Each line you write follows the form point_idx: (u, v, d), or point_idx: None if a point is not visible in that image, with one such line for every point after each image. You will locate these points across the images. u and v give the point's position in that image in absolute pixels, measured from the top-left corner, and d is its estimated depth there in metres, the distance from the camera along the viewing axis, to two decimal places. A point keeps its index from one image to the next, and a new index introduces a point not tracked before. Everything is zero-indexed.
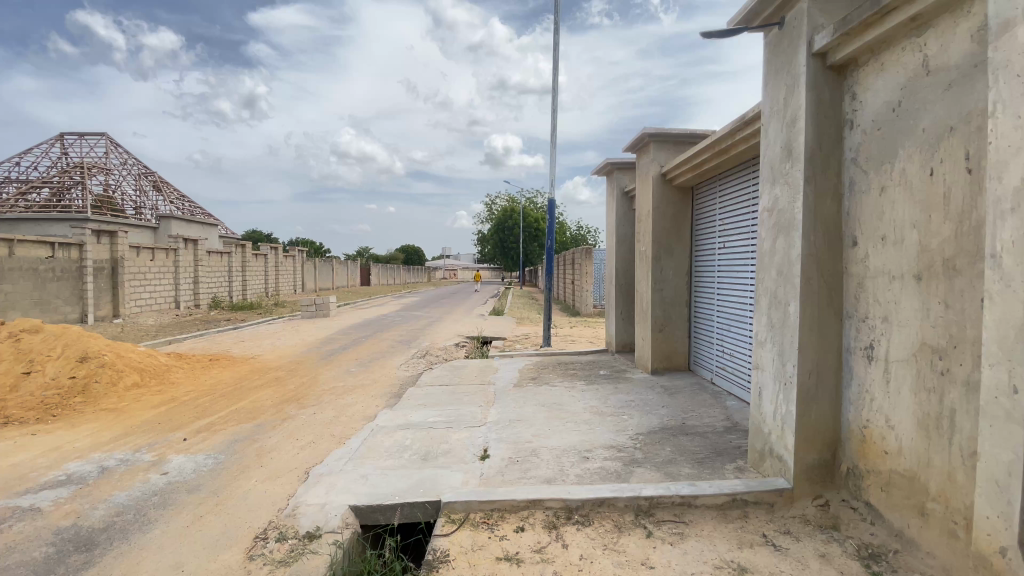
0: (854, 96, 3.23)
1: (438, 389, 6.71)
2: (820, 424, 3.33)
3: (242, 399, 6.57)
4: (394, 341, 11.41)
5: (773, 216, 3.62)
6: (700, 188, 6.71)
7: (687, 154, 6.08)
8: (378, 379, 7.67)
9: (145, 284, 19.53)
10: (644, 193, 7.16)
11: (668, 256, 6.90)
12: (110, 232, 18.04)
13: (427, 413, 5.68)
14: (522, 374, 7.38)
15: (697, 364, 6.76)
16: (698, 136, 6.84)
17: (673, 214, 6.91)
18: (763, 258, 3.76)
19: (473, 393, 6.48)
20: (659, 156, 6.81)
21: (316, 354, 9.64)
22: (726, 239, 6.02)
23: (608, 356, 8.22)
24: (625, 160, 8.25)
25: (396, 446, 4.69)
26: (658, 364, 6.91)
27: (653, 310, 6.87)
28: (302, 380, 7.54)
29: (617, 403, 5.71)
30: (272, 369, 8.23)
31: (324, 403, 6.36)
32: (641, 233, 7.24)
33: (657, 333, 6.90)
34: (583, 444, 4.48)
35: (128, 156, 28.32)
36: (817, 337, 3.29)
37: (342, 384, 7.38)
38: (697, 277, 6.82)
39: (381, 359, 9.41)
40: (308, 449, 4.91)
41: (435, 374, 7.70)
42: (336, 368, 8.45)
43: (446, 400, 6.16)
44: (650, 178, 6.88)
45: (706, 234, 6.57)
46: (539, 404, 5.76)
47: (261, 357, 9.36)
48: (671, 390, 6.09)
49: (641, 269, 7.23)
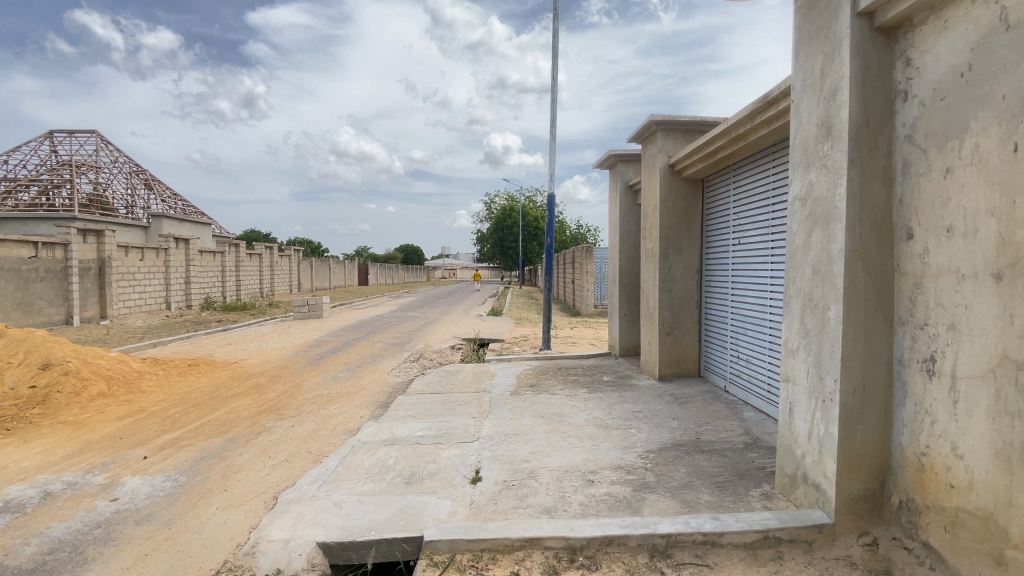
0: (908, 63, 2.73)
1: (429, 398, 6.21)
2: (866, 449, 2.85)
3: (216, 410, 6.07)
4: (387, 344, 10.93)
5: (808, 206, 3.14)
6: (711, 180, 6.22)
7: (698, 142, 5.59)
8: (366, 386, 7.17)
9: (134, 285, 19.03)
10: (649, 185, 6.67)
11: (676, 253, 6.40)
12: (97, 231, 17.53)
13: (415, 426, 5.18)
14: (519, 380, 6.89)
15: (709, 370, 6.27)
16: (709, 123, 6.33)
17: (682, 208, 6.42)
18: (794, 254, 3.28)
19: (466, 402, 5.98)
20: (666, 146, 6.32)
21: (302, 359, 9.15)
22: (741, 235, 5.54)
23: (612, 360, 7.73)
24: (628, 153, 7.75)
25: (378, 466, 4.19)
26: (666, 371, 6.42)
27: (661, 312, 6.36)
28: (284, 388, 7.06)
29: (623, 415, 5.22)
30: (254, 376, 7.75)
31: (305, 414, 5.86)
32: (647, 228, 6.74)
33: (666, 337, 6.40)
34: (586, 464, 3.99)
35: (120, 155, 27.78)
36: (864, 347, 2.81)
37: (327, 392, 6.87)
38: (708, 277, 6.33)
39: (372, 363, 8.93)
40: (280, 469, 4.41)
41: (427, 380, 7.22)
42: (322, 374, 7.95)
43: (436, 410, 5.67)
44: (657, 169, 6.39)
45: (718, 229, 6.08)
46: (537, 416, 5.27)
47: (244, 361, 8.87)
48: (681, 400, 5.60)
49: (647, 268, 6.73)
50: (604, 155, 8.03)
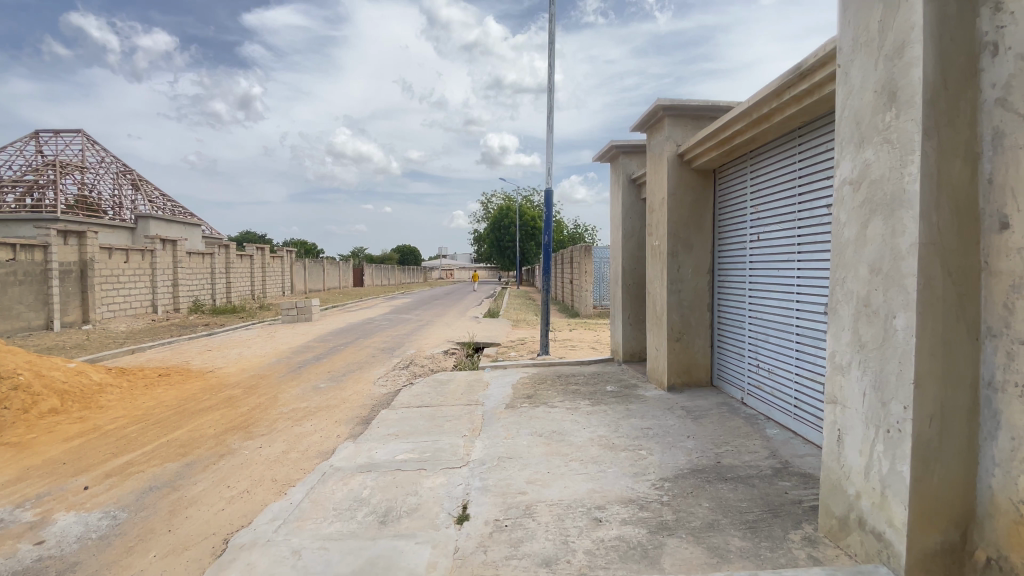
0: (999, 8, 2.27)
1: (415, 413, 5.62)
2: (942, 491, 2.35)
3: (179, 427, 5.47)
4: (377, 349, 10.33)
5: (862, 191, 2.61)
6: (724, 170, 5.63)
7: (712, 127, 5.01)
8: (348, 398, 6.56)
9: (118, 288, 18.37)
10: (655, 178, 6.08)
11: (686, 251, 5.81)
12: (78, 232, 16.85)
13: (397, 448, 4.59)
14: (515, 391, 6.31)
15: (723, 380, 5.70)
16: (721, 109, 5.76)
17: (692, 202, 5.82)
18: (843, 251, 2.75)
19: (455, 418, 5.39)
20: (675, 134, 5.75)
21: (283, 367, 8.55)
22: (757, 230, 4.99)
23: (615, 368, 7.15)
24: (631, 144, 7.15)
25: (350, 500, 3.60)
26: (675, 381, 5.84)
27: (669, 316, 5.78)
28: (259, 401, 6.48)
29: (631, 432, 4.65)
30: (228, 387, 7.15)
31: (276, 433, 5.26)
32: (653, 225, 6.16)
33: (675, 342, 5.82)
34: (592, 498, 3.42)
35: (107, 155, 27.03)
36: (943, 363, 2.32)
37: (304, 406, 6.28)
38: (719, 277, 5.78)
39: (358, 371, 8.33)
40: (238, 502, 3.82)
41: (416, 390, 6.65)
42: (302, 385, 7.34)
43: (423, 427, 5.10)
44: (664, 160, 5.81)
45: (729, 225, 5.54)
46: (535, 434, 4.70)
47: (221, 370, 8.27)
48: (695, 414, 5.04)
49: (653, 268, 6.16)
50: (605, 147, 7.44)
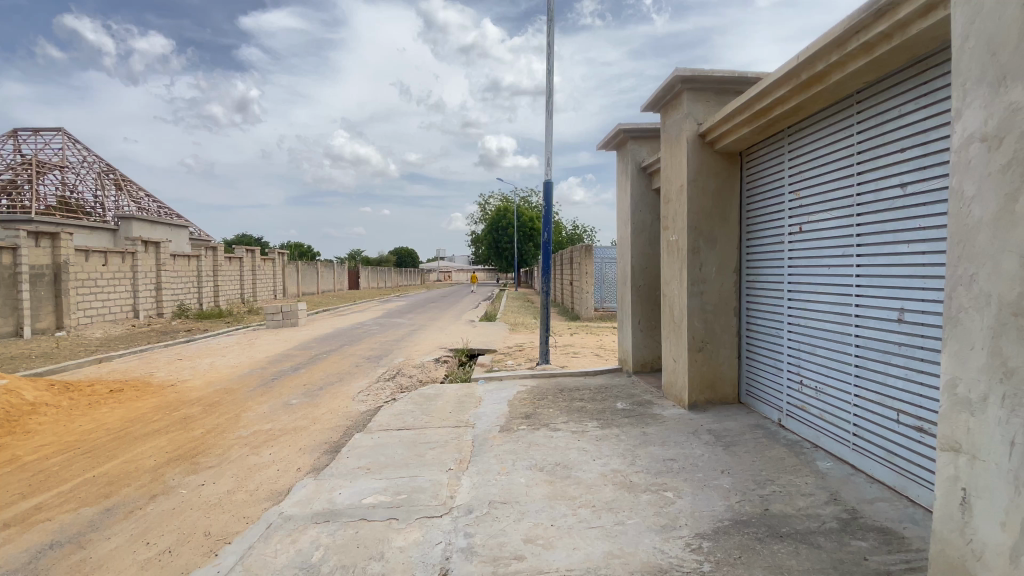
0: None
1: (394, 438, 4.77)
2: None
3: (112, 459, 4.69)
4: (361, 358, 9.47)
5: (1004, 149, 1.83)
6: (754, 151, 4.81)
7: (743, 97, 4.19)
8: (320, 418, 5.71)
9: (96, 292, 17.48)
10: (672, 163, 5.27)
11: (709, 247, 4.99)
12: (51, 233, 15.92)
13: (365, 487, 3.74)
14: (512, 409, 5.47)
15: (753, 397, 4.88)
16: (749, 81, 4.94)
17: (715, 189, 5.00)
18: (971, 237, 1.95)
19: (440, 445, 4.54)
20: (695, 111, 4.94)
21: (254, 379, 7.72)
22: (797, 221, 4.18)
23: (624, 380, 6.32)
24: (641, 128, 6.34)
25: (294, 568, 2.76)
26: (697, 397, 5.03)
27: (690, 322, 4.96)
28: (218, 422, 5.67)
29: (652, 465, 3.82)
30: (185, 404, 6.33)
31: (225, 467, 4.43)
32: (669, 216, 5.34)
33: (697, 353, 5.00)
34: (611, 568, 2.58)
35: (90, 154, 26.07)
36: None
37: (267, 428, 5.42)
38: (747, 277, 4.97)
39: (337, 383, 7.48)
40: (154, 567, 2.98)
41: (399, 407, 5.81)
42: (270, 401, 6.49)
43: (401, 457, 4.27)
44: (683, 140, 4.99)
45: (760, 216, 4.74)
46: (534, 468, 3.86)
47: (183, 384, 7.45)
48: (725, 440, 4.22)
49: (670, 266, 5.33)
50: (612, 133, 6.62)
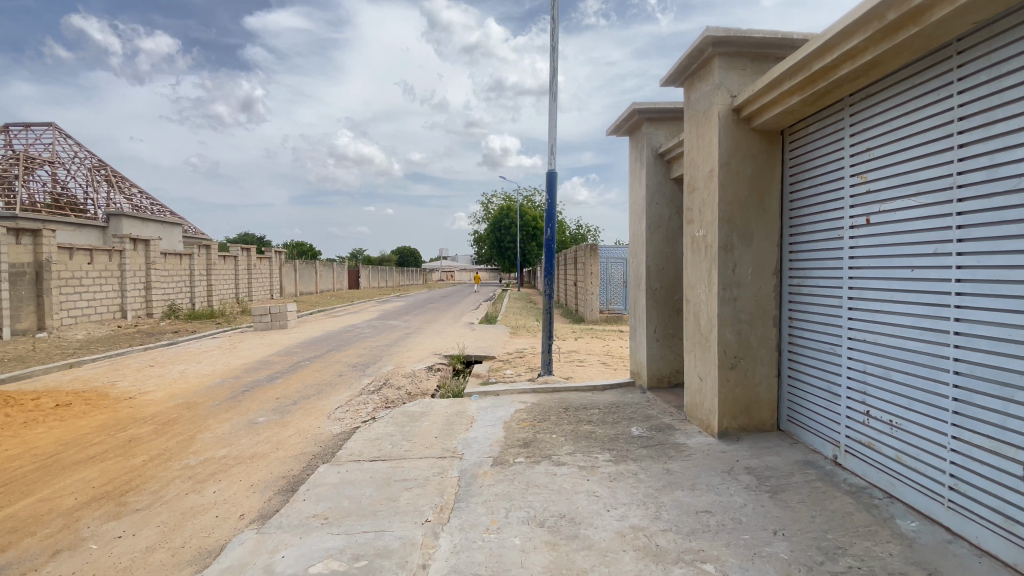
0: None
1: (364, 474, 3.95)
2: None
3: (27, 496, 3.92)
4: (347, 366, 8.65)
5: None
6: (799, 129, 4.00)
7: (796, 55, 3.36)
8: (285, 443, 4.90)
9: (81, 292, 16.72)
10: (698, 144, 4.45)
11: (744, 244, 4.17)
12: (33, 230, 15.10)
13: (316, 547, 2.93)
14: (508, 434, 4.65)
15: (798, 427, 4.06)
16: (791, 44, 4.13)
17: (752, 174, 4.18)
18: None
19: (419, 483, 3.73)
20: (728, 82, 4.13)
21: (223, 391, 6.91)
22: (860, 212, 3.38)
23: (638, 398, 5.49)
24: (657, 108, 5.46)
25: None
26: (729, 424, 4.21)
27: (721, 334, 4.14)
28: (167, 446, 4.88)
29: (682, 521, 3.00)
30: (136, 423, 5.54)
31: (156, 511, 3.63)
32: (695, 208, 4.51)
33: (729, 371, 4.18)
34: None
35: (81, 149, 25.33)
36: None
37: (220, 455, 4.61)
38: (788, 281, 4.16)
39: (314, 397, 6.68)
40: None
41: (378, 429, 5.00)
42: (234, 419, 5.68)
43: (368, 502, 3.46)
44: (714, 116, 4.17)
45: (808, 208, 3.93)
46: (532, 523, 3.04)
47: (143, 396, 6.65)
48: (771, 484, 3.40)
49: (696, 267, 4.51)
50: (624, 115, 5.79)
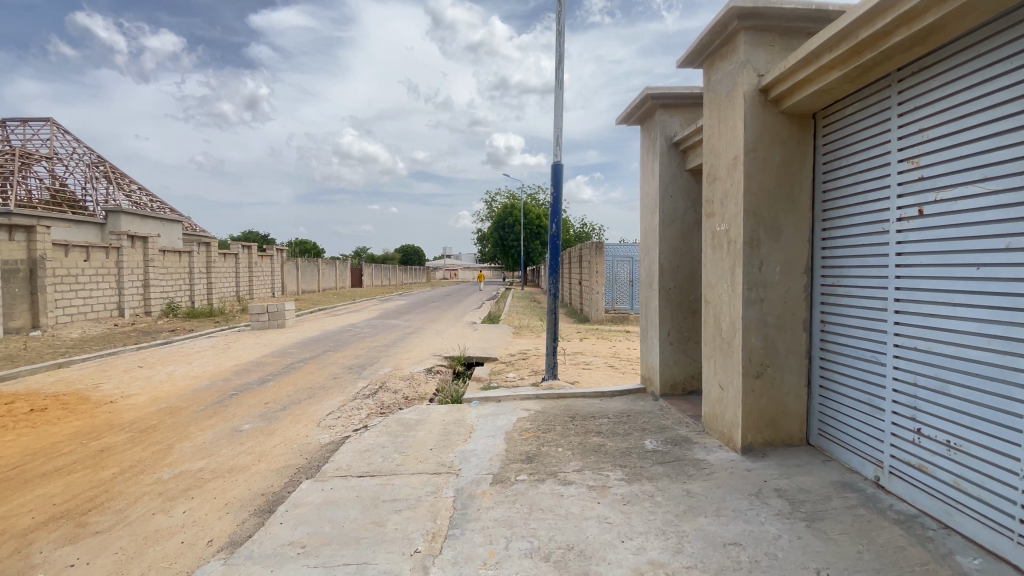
0: None
1: (350, 493, 3.56)
2: None
3: None
4: (342, 368, 8.27)
5: None
6: (835, 112, 3.60)
7: (839, 23, 2.96)
8: (268, 455, 4.51)
9: (77, 290, 16.43)
10: (720, 130, 4.05)
11: (772, 239, 3.77)
12: (27, 226, 14.80)
13: None
14: (510, 447, 4.25)
15: (831, 442, 3.67)
16: (824, 18, 3.72)
17: (780, 162, 3.77)
18: None
19: (410, 505, 3.34)
20: (754, 59, 3.73)
21: (210, 395, 6.54)
22: (910, 202, 2.98)
23: (650, 406, 5.09)
24: (673, 93, 5.05)
25: None
26: (754, 438, 3.81)
27: (746, 339, 3.75)
28: (141, 457, 4.50)
29: (709, 556, 2.59)
30: (113, 430, 5.18)
31: (116, 534, 3.26)
32: (716, 200, 4.11)
33: (754, 380, 3.78)
34: None
35: (80, 145, 25.05)
36: None
37: (197, 468, 4.24)
38: (820, 281, 3.77)
39: (305, 402, 6.30)
40: None
41: (369, 440, 4.61)
42: (217, 426, 5.31)
43: (351, 527, 3.08)
44: (739, 98, 3.77)
45: (844, 199, 3.54)
46: (536, 557, 2.64)
47: (124, 400, 6.28)
48: (808, 510, 2.99)
49: (717, 265, 4.11)
50: (636, 101, 5.38)
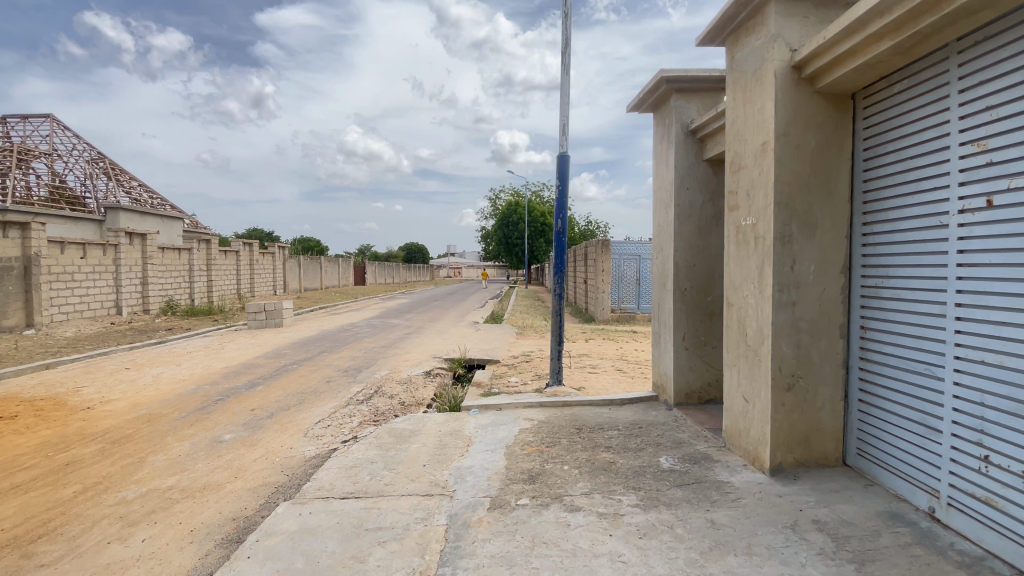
0: None
1: (330, 518, 3.17)
2: None
3: None
4: (336, 371, 7.89)
5: None
6: (881, 91, 3.17)
7: None
8: (246, 471, 4.13)
9: (73, 288, 16.14)
10: (746, 112, 3.62)
11: (806, 235, 3.35)
12: (21, 223, 14.49)
13: None
14: (510, 465, 3.85)
15: (874, 465, 3.25)
16: None
17: (816, 148, 3.34)
18: None
19: (396, 535, 2.95)
20: (787, 31, 3.30)
21: (194, 400, 6.17)
22: (976, 191, 2.56)
23: (663, 417, 4.68)
24: (690, 75, 4.62)
25: None
26: (784, 458, 3.40)
27: (775, 347, 3.34)
28: (108, 472, 4.12)
29: None
30: (83, 440, 4.80)
31: (63, 567, 2.88)
32: (741, 192, 3.69)
33: (785, 393, 3.37)
34: None
35: (80, 141, 24.80)
36: None
37: (167, 486, 3.86)
38: (860, 282, 3.34)
39: (294, 408, 5.93)
40: None
41: (357, 454, 4.22)
42: (195, 436, 4.93)
43: (327, 564, 2.68)
44: (769, 76, 3.34)
45: (890, 189, 3.11)
46: None
47: (102, 406, 5.91)
48: (855, 549, 2.57)
49: (742, 264, 3.69)
50: (649, 85, 4.96)
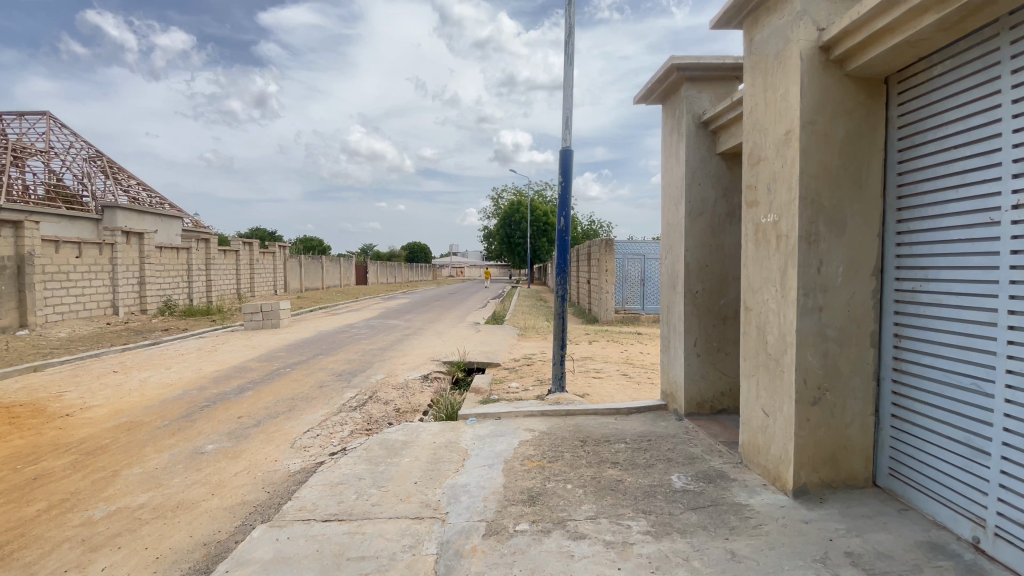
0: None
1: (310, 545, 2.87)
2: None
3: None
4: (331, 375, 7.60)
5: None
6: (920, 75, 2.85)
7: None
8: (225, 487, 3.84)
9: (68, 287, 15.88)
10: (767, 100, 3.32)
11: (834, 233, 3.04)
12: (15, 222, 14.23)
13: None
14: (509, 482, 3.55)
15: (908, 488, 2.94)
16: None
17: (845, 137, 3.03)
18: None
19: (380, 567, 2.64)
20: (814, 9, 2.99)
21: (179, 407, 5.88)
22: None
23: (673, 428, 4.37)
24: (703, 63, 4.32)
25: None
26: (809, 478, 3.10)
27: (800, 357, 3.04)
28: (77, 488, 3.83)
29: None
30: (56, 452, 4.52)
31: None
32: (762, 187, 3.39)
33: (810, 407, 3.07)
34: None
35: (78, 140, 24.58)
36: None
37: (138, 504, 3.57)
38: (894, 285, 3.03)
39: (284, 416, 5.64)
40: None
41: (345, 469, 3.92)
42: (176, 447, 4.64)
43: None
44: (793, 58, 3.04)
45: (929, 183, 2.80)
46: None
47: (82, 414, 5.63)
48: None
49: (763, 265, 3.39)
50: (658, 75, 4.65)
